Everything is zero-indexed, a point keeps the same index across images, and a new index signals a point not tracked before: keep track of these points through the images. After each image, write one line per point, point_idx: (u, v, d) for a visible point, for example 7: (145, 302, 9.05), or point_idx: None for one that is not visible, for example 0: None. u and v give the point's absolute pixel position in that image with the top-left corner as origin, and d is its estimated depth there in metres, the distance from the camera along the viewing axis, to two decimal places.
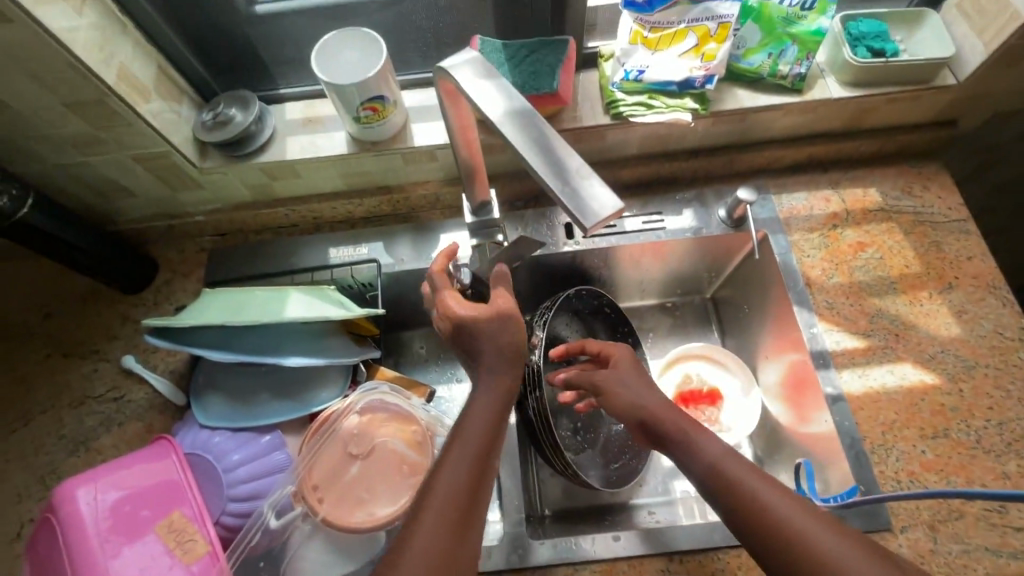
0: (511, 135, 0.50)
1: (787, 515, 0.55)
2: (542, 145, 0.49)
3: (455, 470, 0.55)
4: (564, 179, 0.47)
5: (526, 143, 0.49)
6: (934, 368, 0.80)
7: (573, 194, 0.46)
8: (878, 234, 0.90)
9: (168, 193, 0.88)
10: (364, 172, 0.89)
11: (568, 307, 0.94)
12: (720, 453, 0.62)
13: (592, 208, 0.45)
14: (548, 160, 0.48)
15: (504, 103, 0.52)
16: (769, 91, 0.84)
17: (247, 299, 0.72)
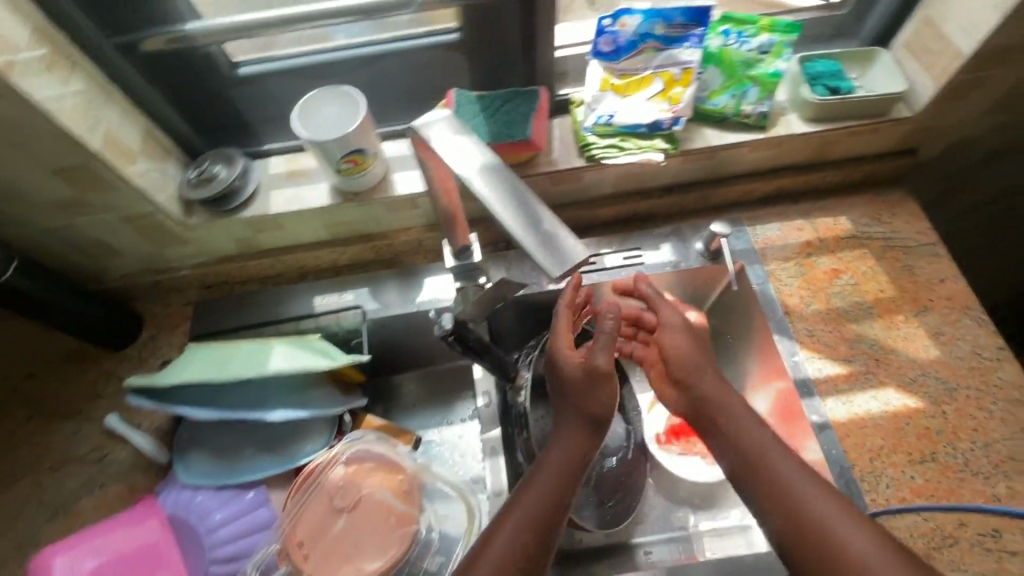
0: (484, 191, 0.53)
1: (812, 502, 0.61)
2: (515, 200, 0.51)
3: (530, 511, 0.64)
4: (536, 234, 0.49)
5: (500, 198, 0.52)
6: (916, 392, 0.80)
7: (545, 247, 0.48)
8: (851, 261, 0.92)
9: (154, 250, 0.89)
10: (348, 222, 0.90)
11: None
12: (759, 442, 0.67)
13: (564, 260, 0.48)
14: (521, 215, 0.50)
15: (478, 159, 0.55)
16: (736, 129, 0.86)
17: (231, 353, 0.72)
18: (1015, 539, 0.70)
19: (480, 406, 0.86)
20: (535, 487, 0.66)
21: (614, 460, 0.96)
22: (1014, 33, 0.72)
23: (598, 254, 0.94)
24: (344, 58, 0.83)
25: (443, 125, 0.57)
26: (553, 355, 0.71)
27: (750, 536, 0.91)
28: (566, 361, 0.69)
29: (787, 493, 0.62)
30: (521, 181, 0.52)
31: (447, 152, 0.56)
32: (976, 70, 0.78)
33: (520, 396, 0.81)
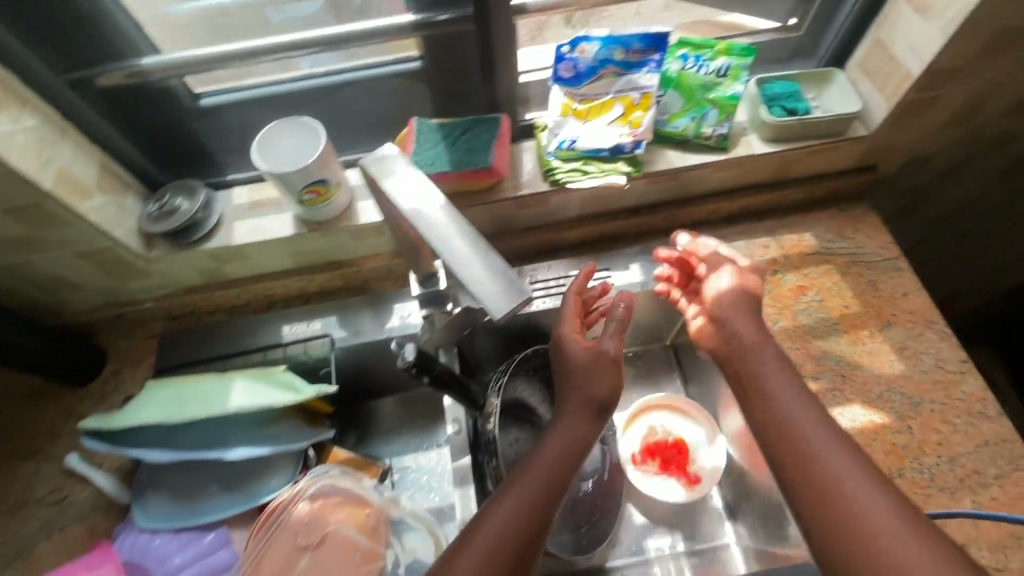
0: (433, 232, 0.52)
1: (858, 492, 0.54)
2: (464, 241, 0.51)
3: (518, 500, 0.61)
4: (482, 275, 0.49)
5: (448, 238, 0.51)
6: (882, 407, 0.81)
7: (490, 289, 0.48)
8: (816, 277, 0.93)
9: (115, 283, 0.87)
10: (313, 250, 0.90)
11: (526, 369, 0.90)
12: (801, 417, 0.61)
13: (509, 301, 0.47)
14: (468, 256, 0.50)
15: (430, 198, 0.54)
16: (697, 151, 0.88)
17: (190, 392, 0.71)
18: (980, 554, 0.71)
19: (450, 433, 0.85)
20: (535, 470, 0.64)
21: (588, 484, 0.97)
22: (960, 54, 0.74)
23: (567, 276, 0.94)
24: (305, 88, 0.83)
25: (399, 160, 0.57)
26: (559, 342, 0.74)
27: (728, 554, 0.95)
28: (572, 347, 0.72)
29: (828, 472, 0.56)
30: (468, 222, 0.51)
31: (398, 190, 0.54)
32: (927, 90, 0.80)
33: (489, 423, 0.81)
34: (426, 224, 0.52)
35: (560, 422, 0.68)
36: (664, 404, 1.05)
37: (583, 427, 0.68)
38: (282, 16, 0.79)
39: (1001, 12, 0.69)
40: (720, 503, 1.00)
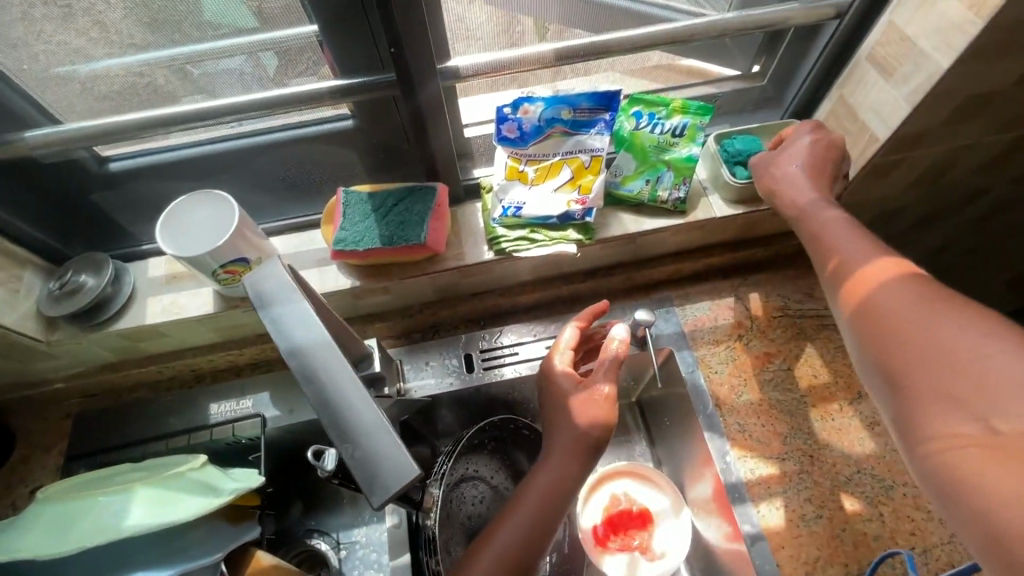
0: (309, 377, 0.44)
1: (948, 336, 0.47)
2: (343, 390, 0.44)
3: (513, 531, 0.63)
4: (365, 435, 0.42)
5: (323, 388, 0.44)
6: (851, 492, 0.76)
7: (369, 463, 0.41)
8: (783, 343, 0.87)
9: (18, 364, 0.80)
10: (238, 324, 0.82)
11: (479, 444, 0.85)
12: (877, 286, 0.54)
13: (387, 483, 0.41)
14: (342, 416, 0.43)
15: (304, 325, 0.45)
16: (652, 214, 0.82)
17: (86, 511, 0.64)
18: None
19: (389, 525, 0.79)
20: (529, 497, 0.65)
21: (548, 560, 0.95)
22: (925, 120, 0.69)
23: (519, 344, 0.88)
24: (223, 150, 0.76)
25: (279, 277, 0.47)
26: (550, 378, 0.72)
27: None
28: (563, 385, 0.70)
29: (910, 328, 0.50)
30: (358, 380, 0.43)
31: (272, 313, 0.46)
32: (892, 154, 0.75)
33: (428, 519, 0.74)
34: (300, 367, 0.44)
35: (548, 459, 0.67)
36: (627, 471, 0.97)
37: (576, 466, 0.66)
38: (206, 70, 0.69)
39: (966, 81, 0.65)
40: None
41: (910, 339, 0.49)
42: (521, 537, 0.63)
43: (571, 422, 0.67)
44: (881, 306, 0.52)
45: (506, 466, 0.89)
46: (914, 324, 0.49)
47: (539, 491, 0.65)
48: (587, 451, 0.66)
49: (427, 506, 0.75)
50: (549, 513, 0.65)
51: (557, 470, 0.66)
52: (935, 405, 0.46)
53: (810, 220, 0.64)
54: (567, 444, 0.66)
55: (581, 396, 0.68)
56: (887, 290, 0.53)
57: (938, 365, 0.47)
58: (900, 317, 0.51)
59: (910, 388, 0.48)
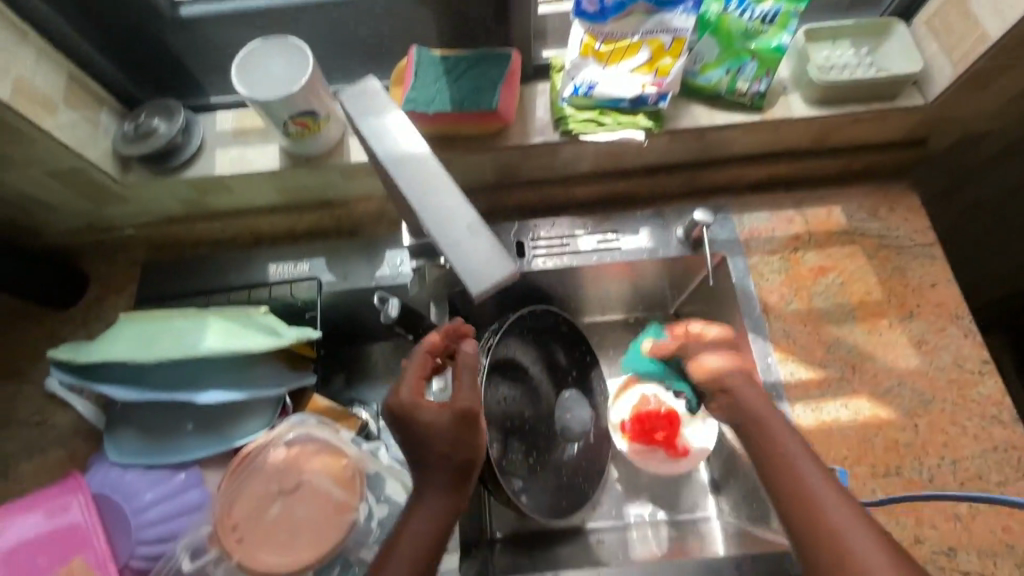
0: (411, 180, 0.48)
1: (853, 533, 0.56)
2: (445, 197, 0.47)
3: (421, 526, 0.57)
4: (456, 229, 0.46)
5: (427, 192, 0.47)
6: (890, 403, 0.77)
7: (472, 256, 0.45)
8: (840, 258, 0.86)
9: (93, 206, 0.83)
10: (301, 187, 0.84)
11: (519, 327, 0.90)
12: (788, 450, 0.64)
13: (486, 278, 0.44)
14: (449, 215, 0.47)
15: (416, 138, 0.49)
16: (728, 108, 0.80)
17: (165, 330, 0.69)
18: (967, 558, 0.69)
19: None
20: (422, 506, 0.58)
21: (574, 448, 0.92)
22: None
23: (572, 236, 0.89)
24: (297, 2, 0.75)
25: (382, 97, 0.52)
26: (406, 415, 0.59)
27: (711, 530, 0.92)
28: (427, 415, 0.58)
29: (820, 510, 0.58)
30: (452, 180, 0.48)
31: (382, 125, 0.50)
32: (999, 58, 0.71)
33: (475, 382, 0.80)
34: (406, 170, 0.48)
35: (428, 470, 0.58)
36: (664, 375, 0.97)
37: (457, 482, 0.59)
38: None
39: None
40: (704, 477, 0.97)
41: (817, 505, 0.58)
42: (427, 540, 0.57)
43: (444, 453, 0.58)
44: (796, 470, 0.62)
45: (544, 357, 0.92)
46: (821, 494, 0.59)
47: (418, 538, 0.57)
48: (460, 481, 0.59)
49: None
50: (435, 547, 0.57)
51: (440, 509, 0.58)
52: (818, 530, 0.57)
53: (735, 385, 0.72)
54: (446, 483, 0.58)
55: (449, 429, 0.58)
56: (758, 429, 0.67)
57: (808, 496, 0.59)
58: (823, 499, 0.59)
59: (818, 533, 0.57)
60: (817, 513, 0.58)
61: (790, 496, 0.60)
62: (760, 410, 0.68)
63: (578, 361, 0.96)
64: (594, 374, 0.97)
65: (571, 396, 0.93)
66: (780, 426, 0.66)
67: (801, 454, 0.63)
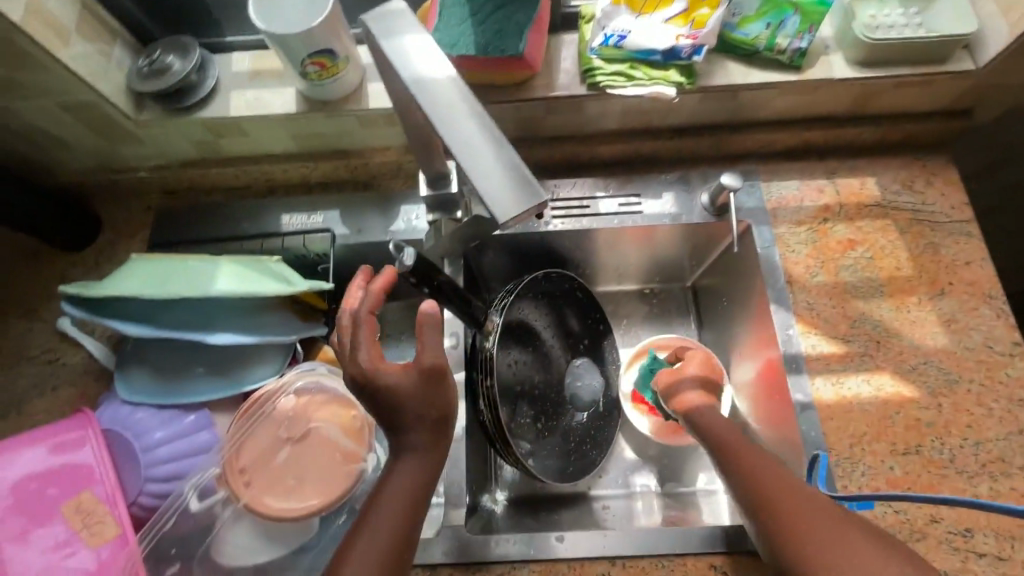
0: (433, 105, 0.45)
1: (787, 480, 0.58)
2: (468, 121, 0.45)
3: (401, 483, 0.54)
4: (485, 152, 0.44)
5: (450, 114, 0.45)
6: (914, 381, 0.74)
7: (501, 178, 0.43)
8: (871, 232, 0.83)
9: (106, 145, 0.82)
10: (318, 133, 0.83)
11: (535, 289, 0.86)
12: (723, 428, 0.67)
13: (514, 207, 0.42)
14: (475, 140, 0.44)
15: (436, 60, 0.47)
16: (764, 66, 0.76)
17: (176, 271, 0.68)
18: (986, 541, 0.67)
19: (448, 346, 0.84)
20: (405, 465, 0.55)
21: (583, 416, 0.90)
22: None
23: (592, 198, 0.86)
24: None
25: (403, 18, 0.49)
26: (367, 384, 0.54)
27: (716, 502, 0.89)
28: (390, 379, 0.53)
29: (756, 465, 0.61)
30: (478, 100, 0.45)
31: (400, 47, 0.47)
32: None
33: (488, 341, 0.77)
34: (428, 95, 0.46)
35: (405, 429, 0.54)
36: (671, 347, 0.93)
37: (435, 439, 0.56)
38: None
39: None
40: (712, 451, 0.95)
41: (755, 460, 0.61)
42: (408, 497, 0.54)
43: (418, 415, 0.54)
44: (734, 442, 0.65)
45: (556, 324, 0.89)
46: (757, 456, 0.62)
47: (394, 504, 0.53)
48: (436, 444, 0.56)
49: (488, 330, 0.78)
50: (415, 511, 0.54)
51: (415, 475, 0.55)
52: (757, 485, 0.59)
53: (692, 402, 0.75)
54: (422, 446, 0.55)
55: (420, 391, 0.54)
56: (732, 466, 0.62)
57: (746, 460, 0.62)
58: (759, 458, 0.61)
59: (759, 486, 0.59)
60: (802, 544, 0.53)
61: (734, 463, 0.63)
62: (720, 424, 0.69)
63: (591, 329, 0.93)
64: (606, 343, 0.94)
65: (581, 363, 0.91)
66: (719, 417, 0.70)
67: (771, 476, 0.59)
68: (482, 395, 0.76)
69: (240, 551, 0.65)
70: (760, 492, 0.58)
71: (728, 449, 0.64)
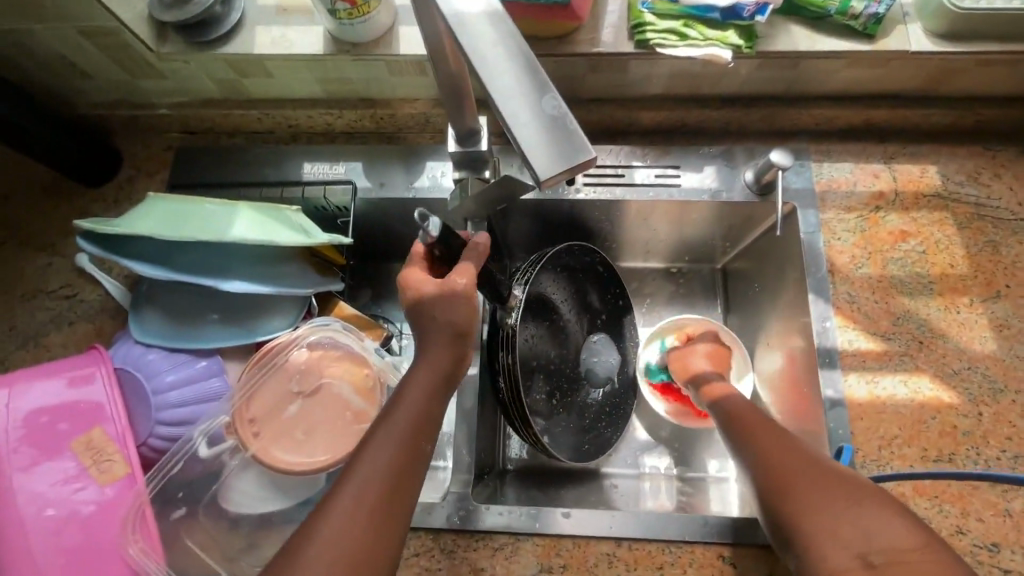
0: (468, 41, 0.41)
1: (795, 445, 0.58)
2: (507, 61, 0.40)
3: (424, 386, 0.56)
4: (525, 97, 0.40)
5: (489, 53, 0.41)
6: (955, 387, 0.70)
7: (542, 129, 0.39)
8: (925, 224, 0.77)
9: (128, 77, 0.79)
10: (344, 79, 0.78)
11: (555, 263, 0.82)
12: (737, 402, 0.68)
13: (559, 163, 0.39)
14: (517, 85, 0.40)
15: None
16: (832, 33, 0.70)
17: (193, 212, 0.66)
18: (1013, 558, 0.63)
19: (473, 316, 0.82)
20: (426, 370, 0.56)
21: (599, 393, 0.87)
22: None
23: (628, 167, 0.81)
24: None
25: None
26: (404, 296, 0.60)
27: (725, 490, 0.88)
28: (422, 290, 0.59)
29: (764, 433, 0.61)
30: (523, 39, 0.41)
31: None
32: None
33: (511, 317, 0.73)
34: (466, 32, 0.41)
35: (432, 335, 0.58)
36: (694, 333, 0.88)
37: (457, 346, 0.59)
38: None
39: None
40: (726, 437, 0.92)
41: (763, 429, 0.62)
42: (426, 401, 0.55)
43: (443, 320, 0.58)
44: (744, 412, 0.66)
45: (577, 298, 0.85)
46: (765, 425, 0.62)
47: (398, 428, 0.53)
48: (441, 379, 0.57)
49: (509, 306, 0.74)
50: (432, 411, 0.55)
51: (421, 400, 0.55)
52: (766, 446, 0.59)
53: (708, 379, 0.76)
54: (429, 372, 0.56)
55: (440, 300, 0.58)
56: (744, 437, 0.62)
57: (757, 428, 0.62)
58: (768, 428, 0.62)
59: (766, 450, 0.59)
60: (816, 506, 0.51)
61: (744, 430, 0.63)
62: (738, 402, 0.69)
63: (610, 305, 0.89)
64: (626, 319, 0.91)
65: (599, 340, 0.88)
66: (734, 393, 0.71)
67: (785, 448, 0.58)
68: (502, 373, 0.74)
69: (247, 500, 0.65)
70: (771, 458, 0.57)
71: (741, 420, 0.65)
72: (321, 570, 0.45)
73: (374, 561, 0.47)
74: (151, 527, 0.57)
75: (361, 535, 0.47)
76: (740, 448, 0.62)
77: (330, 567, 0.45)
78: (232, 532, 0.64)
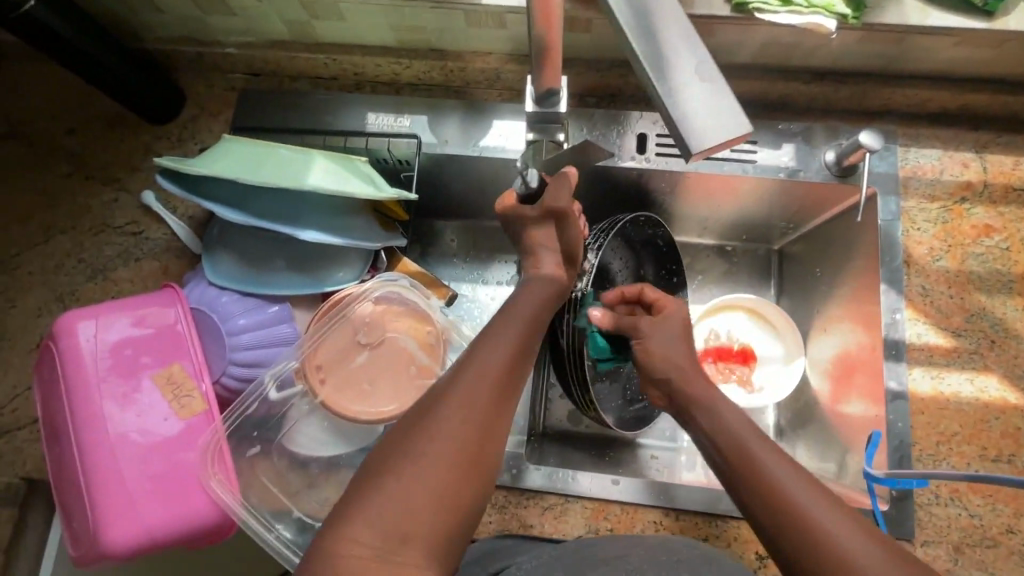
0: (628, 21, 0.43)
1: (775, 467, 0.51)
2: (666, 41, 0.43)
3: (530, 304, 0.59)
4: (682, 77, 0.42)
5: (647, 32, 0.43)
6: (1023, 388, 0.69)
7: (701, 109, 0.41)
8: (1012, 220, 0.74)
9: (198, 13, 0.77)
10: (418, 27, 0.76)
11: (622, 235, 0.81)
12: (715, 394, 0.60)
13: (716, 136, 0.41)
14: (660, 65, 0.42)
15: None
16: (947, 7, 0.65)
17: (268, 157, 0.65)
18: None
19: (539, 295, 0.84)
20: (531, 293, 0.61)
21: None
22: None
23: None
24: None
25: None
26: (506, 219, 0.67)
27: None
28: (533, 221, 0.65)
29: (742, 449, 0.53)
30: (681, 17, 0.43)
31: None
32: None
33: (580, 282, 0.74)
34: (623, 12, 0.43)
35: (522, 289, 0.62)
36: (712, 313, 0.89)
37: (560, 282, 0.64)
38: None
39: None
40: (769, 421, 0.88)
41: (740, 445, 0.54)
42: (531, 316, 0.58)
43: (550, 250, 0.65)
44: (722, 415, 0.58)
45: (636, 270, 0.84)
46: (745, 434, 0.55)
47: (480, 388, 0.51)
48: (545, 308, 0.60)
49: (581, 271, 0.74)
50: (536, 327, 0.58)
51: (530, 310, 0.59)
52: (750, 469, 0.52)
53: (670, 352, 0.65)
54: (533, 295, 0.61)
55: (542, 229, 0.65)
56: (722, 448, 0.55)
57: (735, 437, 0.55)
58: (746, 438, 0.54)
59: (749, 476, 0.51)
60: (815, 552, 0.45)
61: (725, 440, 0.55)
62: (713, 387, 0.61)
63: (665, 281, 0.86)
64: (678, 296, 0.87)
65: None
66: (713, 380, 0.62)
67: (771, 457, 0.52)
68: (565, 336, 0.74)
69: (310, 443, 0.68)
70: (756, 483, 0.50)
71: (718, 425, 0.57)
72: (446, 444, 0.47)
73: (483, 459, 0.49)
74: (229, 462, 0.59)
75: (475, 425, 0.49)
76: (716, 460, 0.55)
77: (453, 453, 0.47)
78: (296, 473, 0.67)
